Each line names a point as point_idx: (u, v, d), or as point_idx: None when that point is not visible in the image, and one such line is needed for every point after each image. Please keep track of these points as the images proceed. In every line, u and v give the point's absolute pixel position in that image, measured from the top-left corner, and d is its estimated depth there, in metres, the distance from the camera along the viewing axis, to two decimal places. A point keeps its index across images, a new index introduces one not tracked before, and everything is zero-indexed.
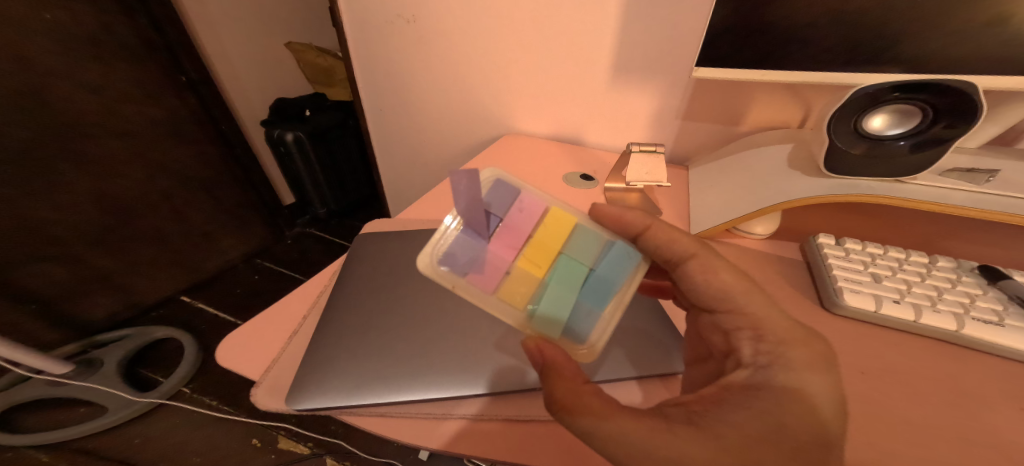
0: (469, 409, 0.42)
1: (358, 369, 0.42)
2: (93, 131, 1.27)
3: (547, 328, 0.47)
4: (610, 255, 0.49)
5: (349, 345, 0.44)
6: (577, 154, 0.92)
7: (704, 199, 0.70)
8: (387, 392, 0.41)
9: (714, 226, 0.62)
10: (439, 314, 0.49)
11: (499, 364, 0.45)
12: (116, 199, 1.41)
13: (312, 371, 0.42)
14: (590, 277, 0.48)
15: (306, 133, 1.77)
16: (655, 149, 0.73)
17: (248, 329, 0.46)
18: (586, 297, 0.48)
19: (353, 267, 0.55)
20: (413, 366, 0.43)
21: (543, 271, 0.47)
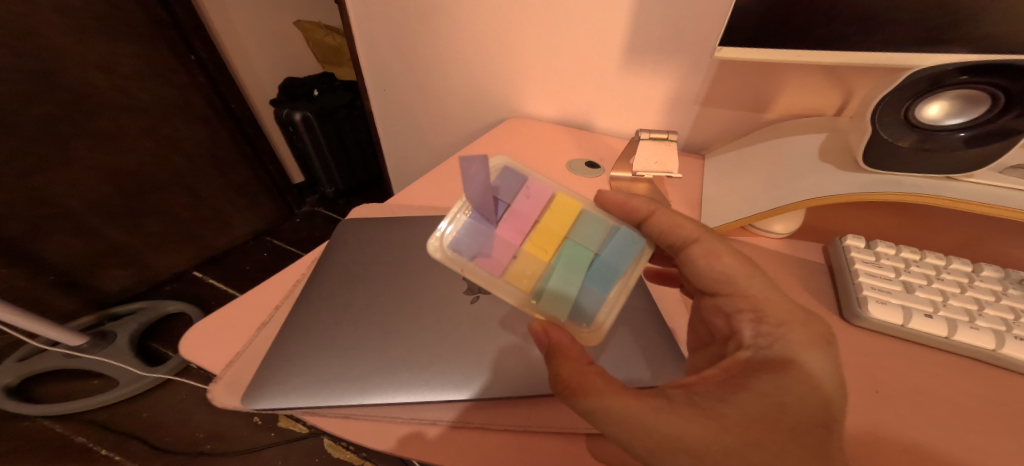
0: (440, 415, 0.38)
1: (319, 368, 0.39)
2: (102, 107, 1.26)
3: (554, 311, 0.42)
4: (616, 239, 0.44)
5: (314, 341, 0.41)
6: (584, 140, 0.86)
7: (720, 191, 0.64)
8: (349, 394, 0.38)
9: (731, 221, 0.56)
10: (417, 309, 0.45)
11: (477, 366, 0.41)
12: (126, 176, 1.41)
13: (270, 368, 0.39)
14: (596, 261, 0.43)
15: (314, 113, 1.74)
16: (668, 138, 0.66)
17: (215, 320, 0.44)
18: (593, 281, 0.43)
19: (333, 254, 0.52)
20: (381, 366, 0.40)
21: (550, 253, 0.43)
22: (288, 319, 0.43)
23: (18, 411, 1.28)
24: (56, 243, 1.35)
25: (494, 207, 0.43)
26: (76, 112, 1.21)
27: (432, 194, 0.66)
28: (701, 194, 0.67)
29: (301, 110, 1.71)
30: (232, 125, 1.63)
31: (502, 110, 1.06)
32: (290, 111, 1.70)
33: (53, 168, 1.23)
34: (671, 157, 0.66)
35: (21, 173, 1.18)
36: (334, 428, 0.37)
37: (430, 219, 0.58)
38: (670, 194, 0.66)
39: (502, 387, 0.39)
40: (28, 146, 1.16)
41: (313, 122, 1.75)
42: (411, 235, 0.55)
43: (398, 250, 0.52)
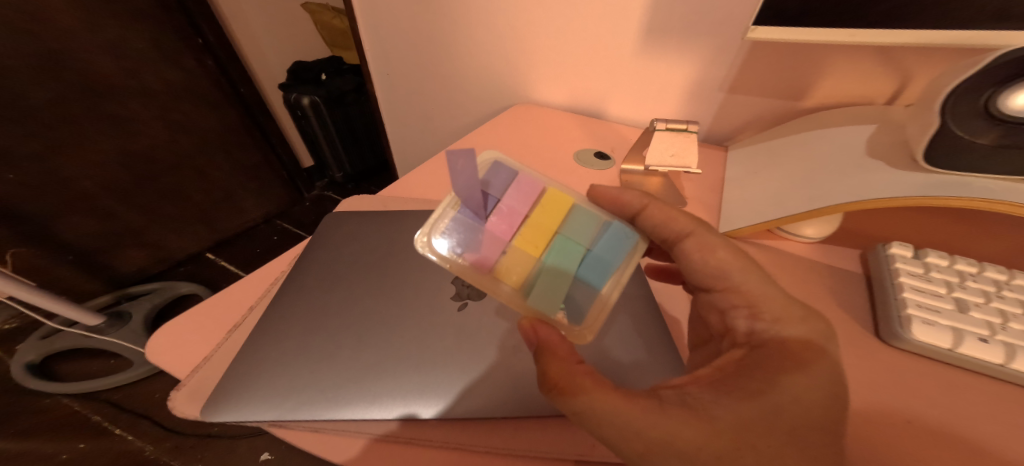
0: (416, 432, 0.35)
1: (286, 378, 0.36)
2: (112, 90, 1.25)
3: (545, 309, 0.38)
4: (609, 234, 0.40)
5: (285, 348, 0.38)
6: (594, 129, 0.80)
7: (742, 190, 0.57)
8: (316, 408, 0.34)
9: (750, 225, 0.50)
10: (398, 314, 0.41)
11: (457, 378, 0.37)
12: (138, 160, 1.42)
13: (234, 376, 0.36)
14: (586, 257, 0.39)
15: (320, 96, 1.70)
16: (686, 128, 0.58)
17: (189, 319, 0.42)
18: (587, 276, 0.39)
19: (316, 251, 0.48)
20: (354, 378, 0.36)
21: (541, 249, 0.39)
22: (261, 322, 0.40)
23: (39, 388, 1.31)
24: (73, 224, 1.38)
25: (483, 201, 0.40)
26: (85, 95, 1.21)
27: (427, 186, 0.62)
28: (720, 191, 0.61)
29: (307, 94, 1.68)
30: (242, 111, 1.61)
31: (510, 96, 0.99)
32: (297, 95, 1.67)
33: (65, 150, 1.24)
34: (687, 148, 0.57)
35: (32, 155, 1.18)
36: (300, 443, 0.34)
37: (421, 214, 0.54)
38: (686, 190, 0.60)
39: (485, 405, 0.35)
40: (38, 128, 1.16)
41: (319, 107, 1.72)
42: (400, 231, 0.51)
43: (386, 249, 0.48)
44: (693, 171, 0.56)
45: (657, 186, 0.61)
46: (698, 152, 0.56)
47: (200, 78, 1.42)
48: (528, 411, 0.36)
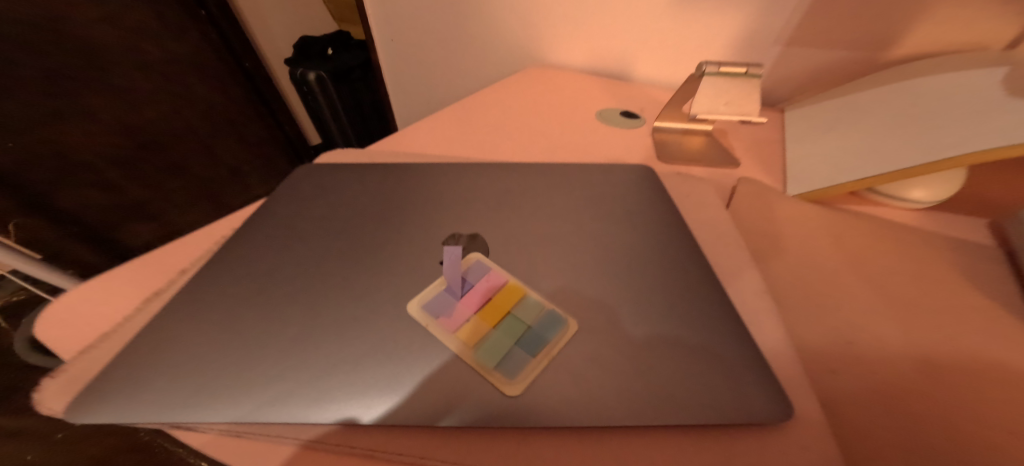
0: (360, 442, 0.24)
1: (191, 366, 0.26)
2: (144, 59, 1.08)
3: (486, 355, 0.27)
4: (552, 328, 0.29)
5: (201, 326, 0.28)
6: (619, 90, 0.68)
7: (808, 149, 0.46)
8: (224, 408, 0.24)
9: (826, 188, 0.40)
10: (358, 286, 0.31)
11: (423, 369, 0.26)
12: (139, 131, 1.12)
13: (124, 361, 0.26)
14: (534, 336, 0.28)
15: (329, 74, 1.29)
16: (747, 72, 0.46)
17: (104, 286, 0.33)
18: (549, 319, 0.29)
19: (274, 204, 0.39)
20: (282, 366, 0.26)
21: (499, 315, 0.30)
22: (187, 287, 0.31)
23: None
24: (70, 207, 1.06)
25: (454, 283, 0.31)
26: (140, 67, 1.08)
27: (422, 142, 0.52)
28: (779, 151, 0.50)
29: (315, 68, 1.27)
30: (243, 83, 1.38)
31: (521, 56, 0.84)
32: (302, 69, 1.26)
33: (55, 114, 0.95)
34: (746, 94, 0.46)
35: (29, 119, 0.90)
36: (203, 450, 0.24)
37: (410, 167, 0.44)
38: (735, 149, 0.49)
39: (459, 408, 0.25)
40: (48, 91, 0.92)
41: (327, 83, 1.30)
42: (382, 185, 0.41)
43: (365, 206, 0.39)
44: (759, 120, 0.46)
45: (700, 144, 0.50)
46: (760, 96, 0.46)
47: (212, 49, 1.24)
48: (528, 420, 0.25)
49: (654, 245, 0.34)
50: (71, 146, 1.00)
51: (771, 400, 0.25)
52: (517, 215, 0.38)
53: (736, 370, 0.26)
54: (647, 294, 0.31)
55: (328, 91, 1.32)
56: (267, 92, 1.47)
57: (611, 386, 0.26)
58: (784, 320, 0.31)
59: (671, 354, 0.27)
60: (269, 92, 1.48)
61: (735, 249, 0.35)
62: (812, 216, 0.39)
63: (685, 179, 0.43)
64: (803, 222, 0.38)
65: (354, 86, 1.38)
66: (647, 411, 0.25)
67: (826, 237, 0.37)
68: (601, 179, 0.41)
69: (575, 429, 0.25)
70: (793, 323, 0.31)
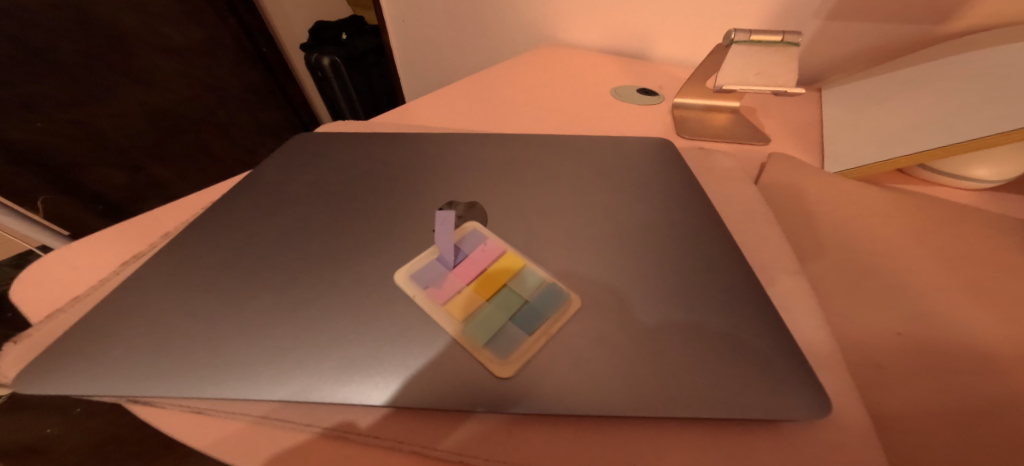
0: (332, 424, 0.23)
1: (153, 337, 0.24)
2: (162, 45, 1.00)
3: (475, 331, 0.25)
4: (550, 303, 0.26)
5: (168, 294, 0.26)
6: (637, 69, 0.63)
7: (848, 126, 0.42)
8: (184, 382, 0.23)
9: (869, 164, 0.36)
10: (338, 256, 0.29)
11: (400, 347, 0.24)
12: (162, 116, 1.07)
13: (84, 329, 0.24)
14: (530, 312, 0.25)
15: (342, 60, 1.13)
16: (782, 40, 0.40)
17: (83, 248, 0.31)
18: (549, 293, 0.26)
19: (265, 168, 0.37)
20: (249, 338, 0.24)
21: (493, 288, 0.27)
22: (162, 250, 0.29)
23: None
24: (109, 186, 1.03)
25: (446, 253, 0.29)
26: (159, 50, 1.00)
27: (426, 116, 0.50)
28: (817, 127, 0.45)
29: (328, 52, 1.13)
30: (263, 73, 1.25)
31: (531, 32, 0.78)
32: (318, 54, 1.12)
33: (84, 103, 0.91)
34: (781, 64, 0.42)
35: (57, 105, 0.87)
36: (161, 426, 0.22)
37: (411, 136, 0.41)
38: (765, 126, 0.45)
39: (438, 391, 0.22)
40: (76, 80, 0.88)
41: (340, 70, 1.15)
42: (380, 153, 0.39)
43: (358, 175, 0.36)
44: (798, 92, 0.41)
45: (725, 121, 0.46)
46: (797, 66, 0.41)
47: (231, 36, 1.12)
48: (516, 407, 0.22)
49: (667, 219, 0.31)
50: (104, 132, 0.97)
51: (806, 388, 0.22)
52: (521, 185, 0.35)
53: (764, 352, 0.23)
54: (659, 270, 0.28)
55: (343, 80, 1.17)
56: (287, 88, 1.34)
57: (611, 373, 0.23)
58: (822, 302, 0.27)
59: (682, 338, 0.24)
60: (292, 89, 1.35)
61: (762, 224, 0.32)
62: (857, 190, 0.35)
63: (708, 153, 0.39)
64: (847, 197, 0.34)
65: (370, 76, 1.24)
66: (650, 403, 0.22)
67: (874, 213, 0.33)
68: (613, 151, 0.38)
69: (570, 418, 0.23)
70: (831, 306, 0.27)
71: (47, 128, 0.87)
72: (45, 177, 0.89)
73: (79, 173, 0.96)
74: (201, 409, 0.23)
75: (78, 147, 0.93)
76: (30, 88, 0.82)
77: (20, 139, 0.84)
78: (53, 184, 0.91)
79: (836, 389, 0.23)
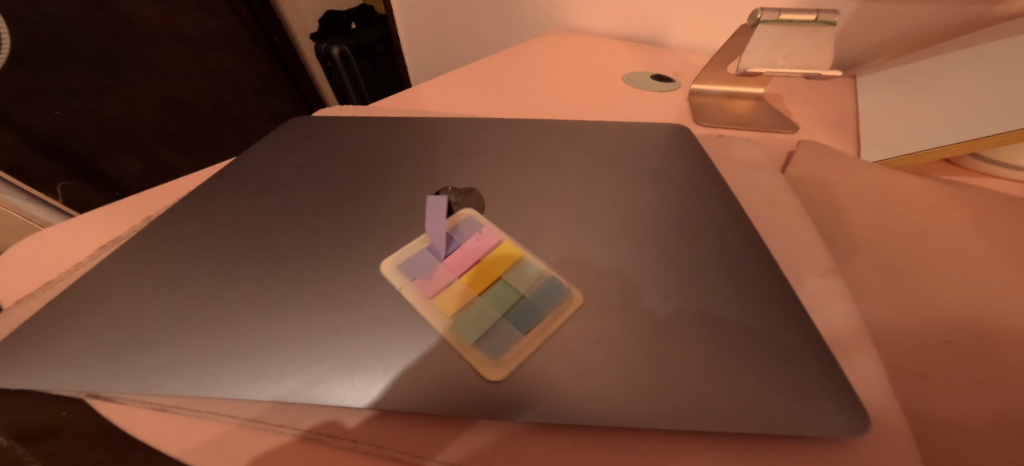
0: (304, 425, 0.21)
1: (119, 327, 0.23)
2: (177, 34, 0.93)
3: (465, 328, 0.22)
4: (548, 299, 0.24)
5: (141, 281, 0.25)
6: (655, 55, 0.59)
7: (888, 113, 0.38)
8: (146, 376, 0.21)
9: (915, 153, 0.32)
10: (322, 244, 0.27)
11: (379, 343, 0.22)
12: (180, 106, 1.00)
13: (51, 317, 0.23)
14: (525, 309, 0.23)
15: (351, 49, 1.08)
16: (816, 19, 0.37)
17: (64, 230, 0.30)
18: (547, 287, 0.24)
19: (256, 152, 0.35)
20: (219, 331, 0.22)
21: (486, 281, 0.25)
22: (142, 233, 0.28)
23: None
24: (127, 177, 0.95)
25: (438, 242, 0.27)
26: (174, 39, 0.93)
27: (427, 102, 0.47)
28: (852, 114, 0.41)
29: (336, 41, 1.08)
30: (279, 66, 1.18)
31: (538, 17, 0.72)
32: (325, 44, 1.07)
33: (101, 92, 0.84)
34: (814, 46, 0.38)
35: (76, 93, 0.81)
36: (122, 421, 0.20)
37: (410, 120, 0.39)
38: (793, 114, 0.42)
39: (418, 392, 0.20)
40: (93, 67, 0.82)
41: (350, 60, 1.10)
42: (376, 137, 0.37)
43: (351, 159, 0.34)
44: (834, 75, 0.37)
45: (747, 108, 0.43)
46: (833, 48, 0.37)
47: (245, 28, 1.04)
48: (500, 413, 0.20)
49: (680, 208, 0.29)
50: (121, 122, 0.90)
51: (838, 397, 0.19)
52: (523, 171, 0.33)
53: (789, 357, 0.21)
54: (671, 263, 0.25)
55: (352, 71, 1.13)
56: (301, 81, 1.26)
57: (612, 377, 0.20)
58: (856, 301, 0.24)
59: (695, 339, 0.22)
60: (306, 82, 1.27)
61: (788, 216, 0.29)
62: (900, 179, 0.31)
63: (728, 140, 0.36)
64: (887, 187, 0.31)
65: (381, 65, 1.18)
66: (656, 412, 0.19)
67: (918, 205, 0.30)
68: (624, 137, 0.36)
69: (566, 427, 0.20)
70: (867, 306, 0.24)
71: (67, 116, 0.80)
72: (70, 166, 0.82)
73: (98, 163, 0.88)
74: (164, 406, 0.21)
75: (96, 137, 0.86)
76: (46, 74, 0.76)
77: (44, 127, 0.77)
78: (76, 173, 0.84)
79: (875, 400, 0.20)
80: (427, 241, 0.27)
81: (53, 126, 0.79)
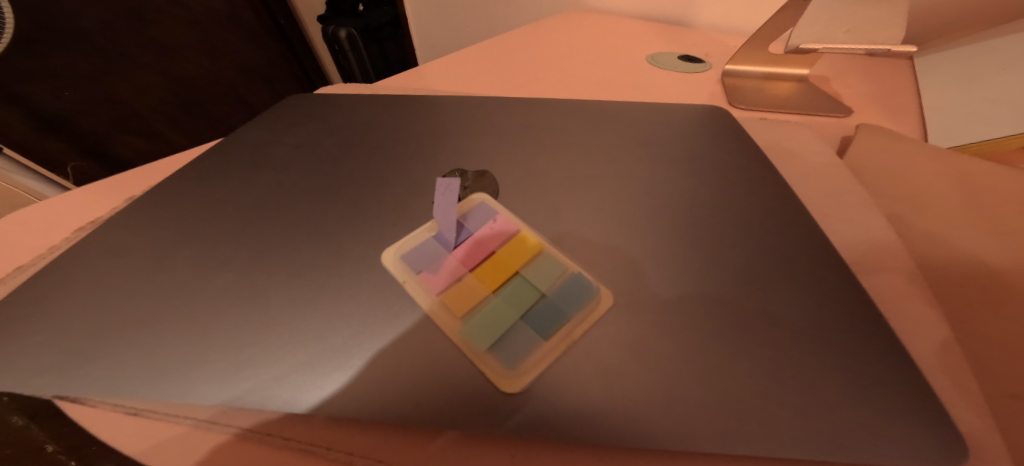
0: (253, 424, 0.18)
1: (85, 320, 0.20)
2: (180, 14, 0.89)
3: (477, 331, 0.19)
4: (570, 295, 0.21)
5: (119, 269, 0.22)
6: (679, 35, 0.54)
7: (957, 96, 0.35)
8: (111, 378, 0.18)
9: (999, 139, 0.29)
10: (319, 230, 0.24)
11: (379, 344, 0.19)
12: (185, 88, 0.96)
13: (10, 309, 0.21)
14: (543, 308, 0.20)
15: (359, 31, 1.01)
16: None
17: (44, 208, 0.28)
18: (571, 285, 0.21)
19: (251, 129, 0.32)
20: (201, 327, 0.20)
21: (500, 275, 0.22)
22: (125, 213, 0.25)
23: None
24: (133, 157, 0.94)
25: (447, 231, 0.24)
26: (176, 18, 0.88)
27: (437, 81, 0.44)
28: (910, 99, 0.38)
29: (344, 23, 1.02)
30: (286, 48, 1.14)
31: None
32: (333, 25, 1.02)
33: (106, 72, 0.81)
34: (881, 19, 0.35)
35: (83, 73, 0.78)
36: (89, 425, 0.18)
37: (419, 98, 0.36)
38: (842, 98, 0.38)
39: (425, 401, 0.17)
40: (95, 47, 0.79)
41: (358, 43, 1.05)
42: (381, 116, 0.34)
43: (354, 140, 0.31)
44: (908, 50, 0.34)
45: (789, 90, 0.39)
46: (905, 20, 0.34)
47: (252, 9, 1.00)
48: (519, 427, 0.17)
49: (723, 198, 0.26)
50: (128, 103, 0.87)
51: (930, 420, 0.17)
52: (542, 154, 0.30)
53: (859, 368, 0.18)
54: (717, 257, 0.22)
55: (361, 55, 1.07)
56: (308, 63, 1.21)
57: (652, 390, 0.17)
58: (936, 305, 0.21)
59: (752, 343, 0.19)
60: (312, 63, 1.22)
61: (844, 210, 0.26)
62: (982, 163, 0.27)
63: (771, 125, 0.33)
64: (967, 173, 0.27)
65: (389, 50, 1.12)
66: (711, 431, 0.16)
67: (1011, 192, 0.26)
68: (655, 118, 0.32)
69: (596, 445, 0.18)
70: (948, 312, 0.21)
71: (73, 97, 0.78)
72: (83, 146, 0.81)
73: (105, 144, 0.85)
74: (136, 410, 0.18)
75: (107, 119, 0.84)
76: (45, 53, 0.73)
77: (50, 106, 0.75)
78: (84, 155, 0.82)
79: (971, 420, 0.17)
80: (434, 229, 0.24)
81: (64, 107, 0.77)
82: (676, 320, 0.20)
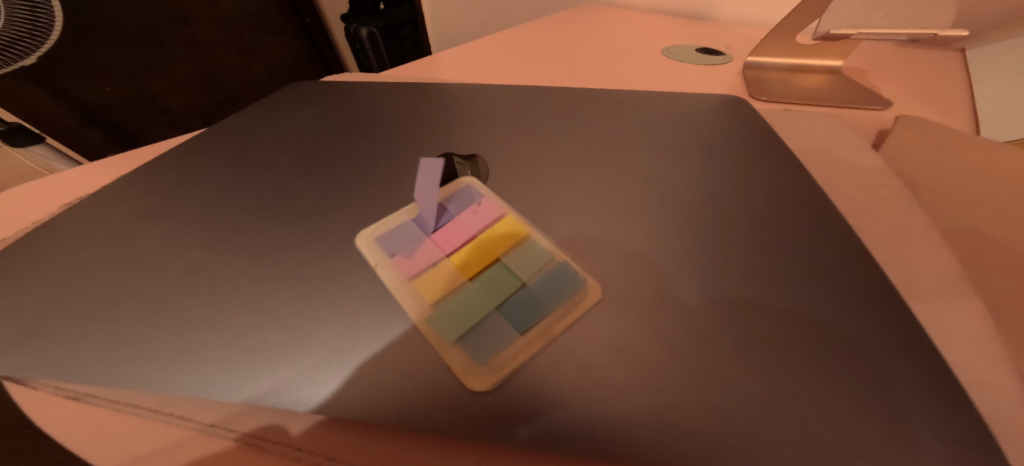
0: (243, 425, 0.17)
1: (61, 298, 0.20)
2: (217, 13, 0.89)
3: (446, 321, 0.18)
4: (550, 285, 0.19)
5: (103, 248, 0.22)
6: (700, 29, 0.51)
7: (1015, 89, 0.31)
8: (65, 360, 0.17)
9: None
10: (302, 212, 0.23)
11: (344, 332, 0.18)
12: (218, 84, 0.98)
13: None
14: (521, 299, 0.18)
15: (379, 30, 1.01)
16: None
17: (30, 186, 0.28)
18: (556, 275, 0.19)
19: (248, 112, 0.32)
20: (188, 313, 0.19)
21: (479, 263, 0.20)
22: (113, 190, 0.25)
23: None
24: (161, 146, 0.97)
25: (426, 214, 0.22)
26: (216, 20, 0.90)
27: (442, 70, 0.43)
28: (958, 93, 0.34)
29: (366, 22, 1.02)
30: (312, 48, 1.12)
31: None
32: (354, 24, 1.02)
33: (144, 70, 0.84)
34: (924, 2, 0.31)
35: (123, 71, 0.81)
36: (29, 408, 0.17)
37: (420, 85, 0.35)
38: (880, 90, 0.35)
39: (391, 394, 0.16)
40: (137, 45, 0.81)
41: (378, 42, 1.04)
42: (379, 102, 0.33)
43: (348, 125, 0.31)
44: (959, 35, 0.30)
45: (819, 83, 0.36)
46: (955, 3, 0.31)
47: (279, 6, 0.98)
48: (501, 431, 0.15)
49: (735, 190, 0.24)
50: (163, 98, 0.89)
51: (974, 450, 0.14)
52: (541, 141, 0.28)
53: (887, 379, 0.15)
54: (723, 252, 0.20)
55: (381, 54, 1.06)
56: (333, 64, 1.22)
57: (642, 397, 0.15)
58: (988, 313, 0.18)
59: (759, 347, 0.16)
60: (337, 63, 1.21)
61: (875, 207, 0.23)
62: None
63: (796, 117, 0.30)
64: None
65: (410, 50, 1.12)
66: (701, 448, 0.14)
67: None
68: (667, 108, 0.30)
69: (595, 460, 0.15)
70: (1000, 325, 0.18)
71: (114, 92, 0.81)
72: (113, 134, 0.84)
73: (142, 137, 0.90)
74: (79, 395, 0.17)
75: (141, 111, 0.87)
76: (89, 50, 0.75)
77: (91, 99, 0.78)
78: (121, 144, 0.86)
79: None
80: (415, 213, 0.23)
81: (101, 98, 0.80)
82: (671, 316, 0.18)
